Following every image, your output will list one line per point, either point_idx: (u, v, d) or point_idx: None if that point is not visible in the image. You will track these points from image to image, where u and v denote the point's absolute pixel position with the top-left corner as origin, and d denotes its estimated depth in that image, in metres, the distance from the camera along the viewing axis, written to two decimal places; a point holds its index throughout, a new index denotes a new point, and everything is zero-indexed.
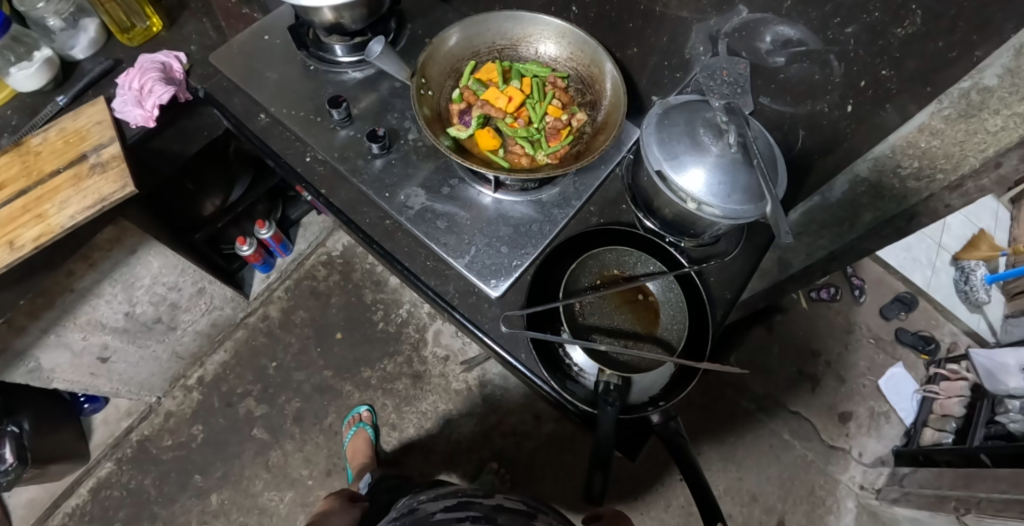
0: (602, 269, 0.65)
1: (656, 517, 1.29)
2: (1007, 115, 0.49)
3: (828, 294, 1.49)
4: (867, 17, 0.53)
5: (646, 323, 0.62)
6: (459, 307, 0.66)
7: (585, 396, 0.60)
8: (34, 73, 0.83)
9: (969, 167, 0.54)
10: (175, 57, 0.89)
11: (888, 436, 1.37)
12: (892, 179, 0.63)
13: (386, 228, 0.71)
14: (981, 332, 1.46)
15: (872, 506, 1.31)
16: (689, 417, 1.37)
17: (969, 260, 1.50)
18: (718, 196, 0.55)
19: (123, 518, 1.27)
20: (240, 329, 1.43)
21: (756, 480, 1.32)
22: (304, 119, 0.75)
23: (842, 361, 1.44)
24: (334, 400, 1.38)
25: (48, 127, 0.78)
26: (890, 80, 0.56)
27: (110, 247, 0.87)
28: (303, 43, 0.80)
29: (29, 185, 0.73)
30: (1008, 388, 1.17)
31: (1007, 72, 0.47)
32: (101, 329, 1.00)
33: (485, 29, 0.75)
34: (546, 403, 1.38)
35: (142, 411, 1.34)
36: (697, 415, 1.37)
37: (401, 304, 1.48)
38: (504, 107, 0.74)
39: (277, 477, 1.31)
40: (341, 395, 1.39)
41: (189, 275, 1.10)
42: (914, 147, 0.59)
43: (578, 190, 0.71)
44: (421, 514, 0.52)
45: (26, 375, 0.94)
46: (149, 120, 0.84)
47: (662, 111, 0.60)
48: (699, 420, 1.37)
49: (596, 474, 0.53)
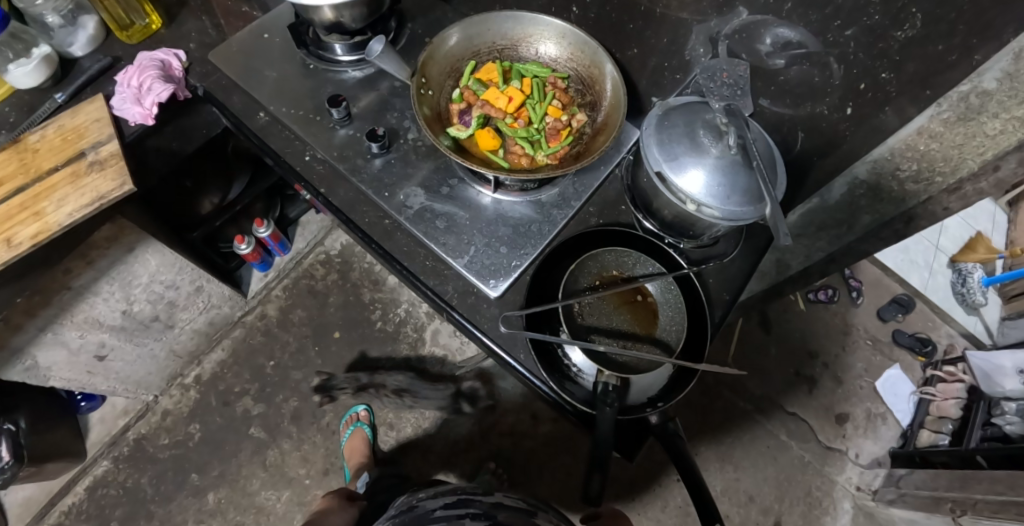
0: (601, 269, 0.65)
1: (653, 518, 1.29)
2: (1005, 119, 0.48)
3: (826, 296, 1.49)
4: (867, 20, 0.55)
5: (645, 325, 0.62)
6: (457, 307, 0.66)
7: (583, 397, 0.60)
8: (32, 70, 0.83)
9: (968, 170, 0.54)
10: (174, 54, 0.88)
11: (885, 437, 1.38)
12: (891, 181, 0.62)
13: (385, 228, 0.70)
14: (978, 335, 1.47)
15: (869, 507, 1.31)
16: (451, 399, 1.35)
17: (967, 262, 1.51)
18: (718, 199, 0.55)
19: (119, 517, 1.27)
20: (238, 328, 1.43)
21: (752, 481, 1.33)
22: (303, 118, 0.75)
23: (839, 362, 1.45)
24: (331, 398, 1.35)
25: (45, 125, 0.77)
26: (890, 83, 0.57)
27: (106, 246, 0.87)
28: (303, 42, 0.80)
29: (27, 182, 0.73)
30: (1004, 390, 1.19)
31: (1006, 76, 0.47)
32: (98, 327, 1.00)
33: (484, 29, 0.75)
34: (351, 379, 1.35)
35: (139, 410, 1.34)
36: (458, 394, 1.36)
37: (400, 304, 1.48)
38: (504, 107, 0.74)
39: (274, 476, 1.31)
40: (326, 392, 1.34)
41: (186, 274, 1.10)
42: (913, 150, 0.58)
43: (577, 191, 0.72)
44: (420, 511, 0.52)
45: (22, 374, 0.94)
46: (148, 118, 0.83)
47: (662, 113, 0.60)
48: (461, 404, 1.35)
49: (593, 475, 0.53)
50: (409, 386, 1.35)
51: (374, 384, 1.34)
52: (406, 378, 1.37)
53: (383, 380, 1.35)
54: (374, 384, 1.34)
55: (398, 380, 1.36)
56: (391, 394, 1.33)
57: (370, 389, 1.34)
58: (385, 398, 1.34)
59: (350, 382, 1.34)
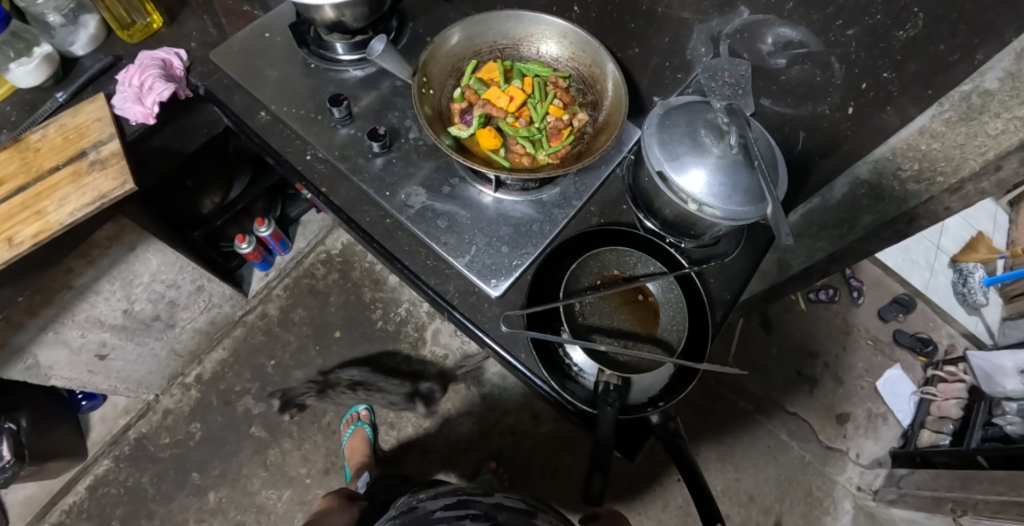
0: (602, 269, 0.65)
1: (654, 518, 1.29)
2: (1006, 119, 0.49)
3: (827, 296, 1.49)
4: (869, 20, 0.54)
5: (646, 324, 0.62)
6: (459, 306, 0.66)
7: (585, 397, 0.60)
8: (33, 69, 0.83)
9: (969, 170, 0.54)
10: (175, 53, 0.88)
11: (885, 437, 1.37)
12: (892, 181, 0.63)
13: (386, 227, 0.70)
14: (979, 335, 1.47)
15: (870, 507, 1.31)
16: (407, 397, 1.35)
17: (968, 262, 1.51)
18: (719, 198, 0.55)
19: (120, 516, 1.27)
20: (239, 328, 1.43)
21: (753, 480, 1.33)
22: (304, 117, 0.75)
23: (840, 362, 1.45)
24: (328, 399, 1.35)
25: (46, 124, 0.77)
26: (891, 83, 0.56)
27: (107, 244, 0.87)
28: (304, 42, 0.80)
29: (28, 181, 0.73)
30: (1005, 391, 1.19)
31: (1008, 76, 0.47)
32: (99, 326, 1.00)
33: (486, 28, 0.75)
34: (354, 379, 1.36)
35: (140, 409, 1.35)
36: (414, 394, 1.36)
37: (400, 303, 1.48)
38: (505, 106, 0.74)
39: (274, 476, 1.31)
40: (305, 399, 1.36)
41: (187, 273, 1.10)
42: (914, 149, 0.59)
43: (578, 190, 0.72)
44: (421, 512, 0.52)
45: (23, 373, 0.94)
46: (149, 117, 0.83)
47: (663, 112, 0.60)
48: (417, 403, 1.35)
49: (594, 475, 0.53)
50: (363, 379, 1.35)
51: (332, 384, 1.36)
52: (360, 372, 1.37)
53: (339, 378, 1.37)
54: (332, 383, 1.36)
55: (376, 376, 1.37)
56: (348, 390, 1.34)
57: (329, 391, 1.35)
58: (344, 397, 1.34)
59: (321, 385, 1.37)
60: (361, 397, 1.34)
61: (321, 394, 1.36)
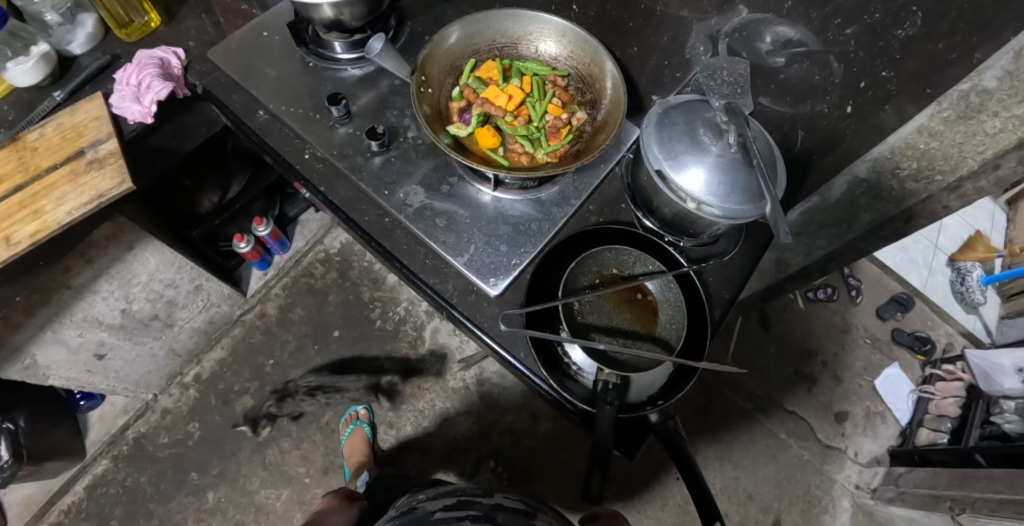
0: (600, 268, 0.64)
1: (653, 516, 1.29)
2: (1005, 118, 0.49)
3: (825, 295, 1.49)
4: (867, 18, 0.54)
5: (645, 323, 0.62)
6: (457, 306, 0.66)
7: (584, 396, 0.60)
8: (31, 68, 0.83)
9: (968, 169, 0.55)
10: (173, 52, 0.89)
11: (884, 436, 1.38)
12: (890, 180, 0.63)
13: (385, 226, 0.70)
14: (977, 333, 1.47)
15: (868, 505, 1.31)
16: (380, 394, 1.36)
17: (966, 261, 1.51)
18: (718, 197, 0.55)
19: (118, 516, 1.27)
20: (237, 327, 1.43)
21: (752, 479, 1.33)
22: (303, 116, 0.75)
23: (838, 361, 1.45)
24: (316, 400, 1.35)
25: (44, 123, 0.77)
26: (890, 82, 0.56)
27: (106, 244, 0.87)
28: (303, 40, 0.79)
29: (25, 181, 0.73)
30: (1003, 388, 1.20)
31: (1006, 74, 0.47)
32: (98, 325, 1.00)
33: (484, 27, 0.75)
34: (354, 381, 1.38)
35: (139, 408, 1.34)
36: (376, 387, 1.38)
37: (399, 302, 1.48)
38: (504, 105, 0.74)
39: (274, 475, 1.31)
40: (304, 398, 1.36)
41: (185, 272, 1.10)
42: (913, 148, 0.58)
43: (577, 189, 0.71)
44: (420, 513, 0.52)
45: (21, 372, 0.93)
46: (148, 116, 0.84)
47: (662, 111, 0.60)
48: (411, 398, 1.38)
49: (593, 473, 0.53)
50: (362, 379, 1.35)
51: (291, 391, 1.36)
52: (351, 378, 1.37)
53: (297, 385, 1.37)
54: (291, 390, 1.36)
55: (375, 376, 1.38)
56: (307, 396, 1.35)
57: (289, 398, 1.35)
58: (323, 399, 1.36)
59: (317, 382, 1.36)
60: (322, 402, 1.35)
61: (282, 401, 1.35)
